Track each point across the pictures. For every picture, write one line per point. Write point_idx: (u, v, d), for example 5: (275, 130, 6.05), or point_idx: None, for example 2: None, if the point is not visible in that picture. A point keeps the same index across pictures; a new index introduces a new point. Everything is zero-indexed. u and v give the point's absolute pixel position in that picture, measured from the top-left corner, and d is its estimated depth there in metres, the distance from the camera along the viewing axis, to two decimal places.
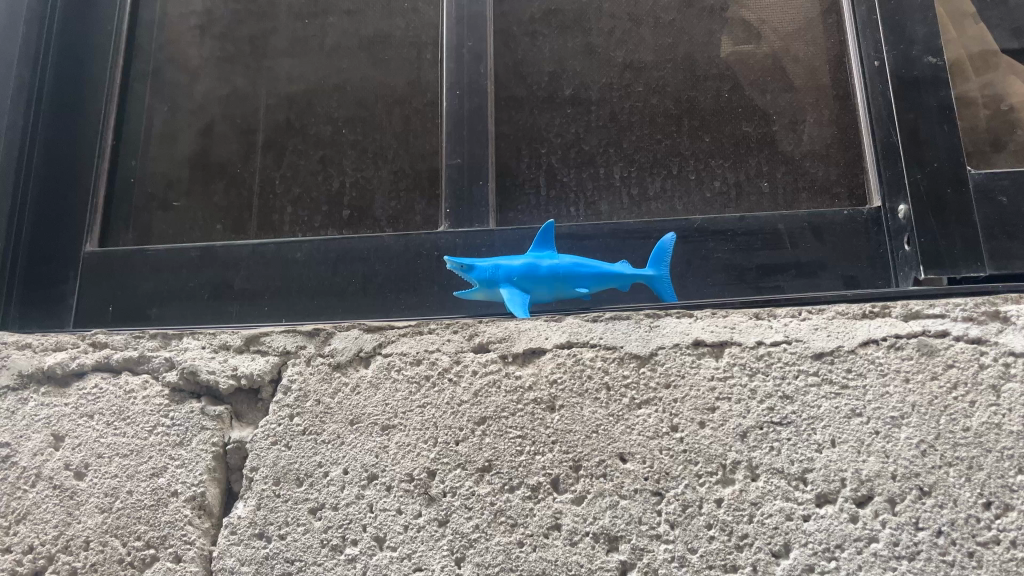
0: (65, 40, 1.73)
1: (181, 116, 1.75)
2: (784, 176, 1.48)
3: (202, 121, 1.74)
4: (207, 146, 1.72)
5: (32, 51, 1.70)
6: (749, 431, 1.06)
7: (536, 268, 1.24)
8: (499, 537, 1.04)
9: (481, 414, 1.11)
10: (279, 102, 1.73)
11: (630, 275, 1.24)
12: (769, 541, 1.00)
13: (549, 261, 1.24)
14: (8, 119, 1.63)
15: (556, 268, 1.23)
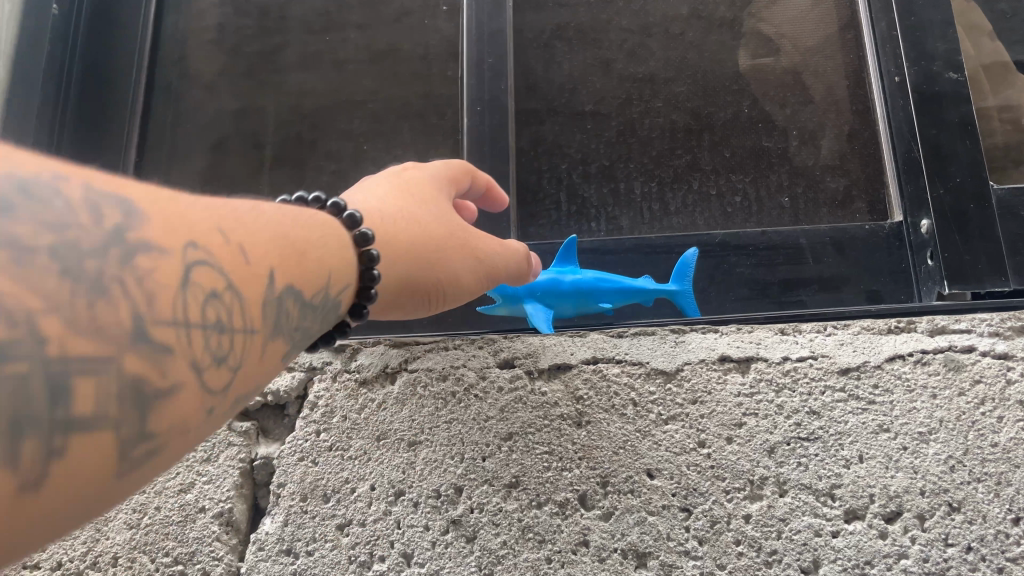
0: (88, 55, 1.72)
1: (190, 129, 1.76)
2: (805, 192, 1.48)
3: (222, 138, 1.74)
4: (226, 161, 1.72)
5: (57, 67, 1.67)
6: (776, 446, 1.06)
7: (559, 284, 1.26)
8: (527, 553, 1.03)
9: (508, 430, 1.12)
10: (299, 118, 1.74)
11: (655, 290, 1.28)
12: (798, 558, 1.00)
13: (571, 278, 1.27)
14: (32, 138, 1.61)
15: (579, 284, 1.26)
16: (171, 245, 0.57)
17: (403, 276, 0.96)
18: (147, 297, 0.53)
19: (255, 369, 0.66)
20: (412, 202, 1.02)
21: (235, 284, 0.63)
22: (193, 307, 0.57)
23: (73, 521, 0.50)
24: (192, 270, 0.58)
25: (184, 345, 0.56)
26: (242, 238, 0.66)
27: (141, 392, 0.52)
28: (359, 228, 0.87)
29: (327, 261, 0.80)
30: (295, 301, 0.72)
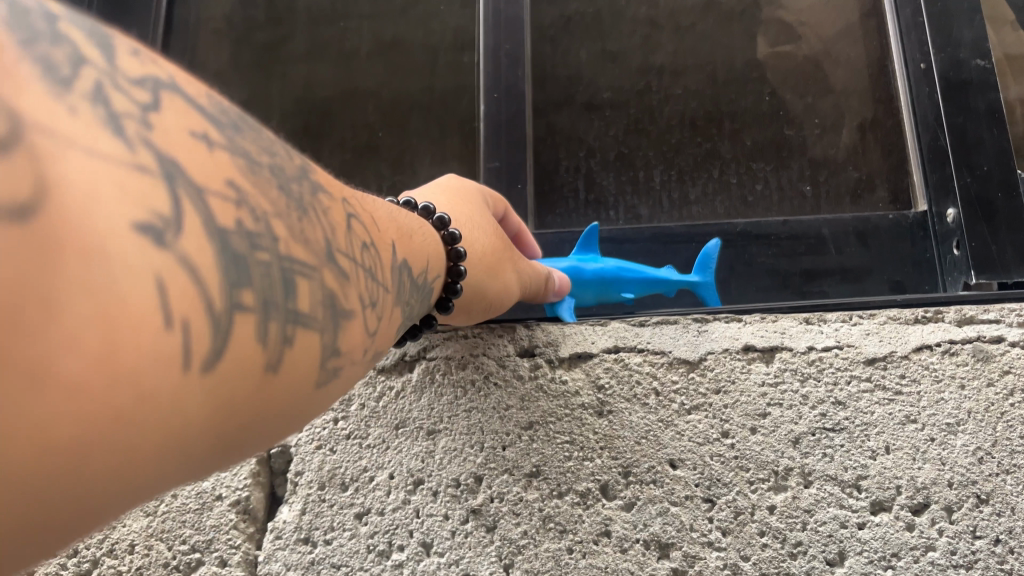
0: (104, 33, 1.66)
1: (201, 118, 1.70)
2: (828, 181, 1.46)
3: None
4: None
5: None
6: (801, 437, 1.05)
7: (581, 271, 1.26)
8: (548, 543, 1.02)
9: (528, 420, 1.10)
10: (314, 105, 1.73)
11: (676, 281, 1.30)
12: (824, 550, 0.98)
13: (593, 266, 1.27)
14: None
15: (602, 272, 1.26)
16: (334, 188, 0.56)
17: (478, 284, 0.98)
18: (331, 227, 0.51)
19: (388, 328, 0.63)
20: (476, 214, 1.05)
21: (377, 240, 0.61)
22: (358, 249, 0.56)
23: (269, 432, 0.47)
24: (351, 216, 0.57)
25: (356, 279, 0.54)
26: (369, 205, 0.65)
27: (336, 309, 0.50)
28: (454, 231, 0.90)
29: (421, 246, 0.78)
30: (408, 274, 0.70)
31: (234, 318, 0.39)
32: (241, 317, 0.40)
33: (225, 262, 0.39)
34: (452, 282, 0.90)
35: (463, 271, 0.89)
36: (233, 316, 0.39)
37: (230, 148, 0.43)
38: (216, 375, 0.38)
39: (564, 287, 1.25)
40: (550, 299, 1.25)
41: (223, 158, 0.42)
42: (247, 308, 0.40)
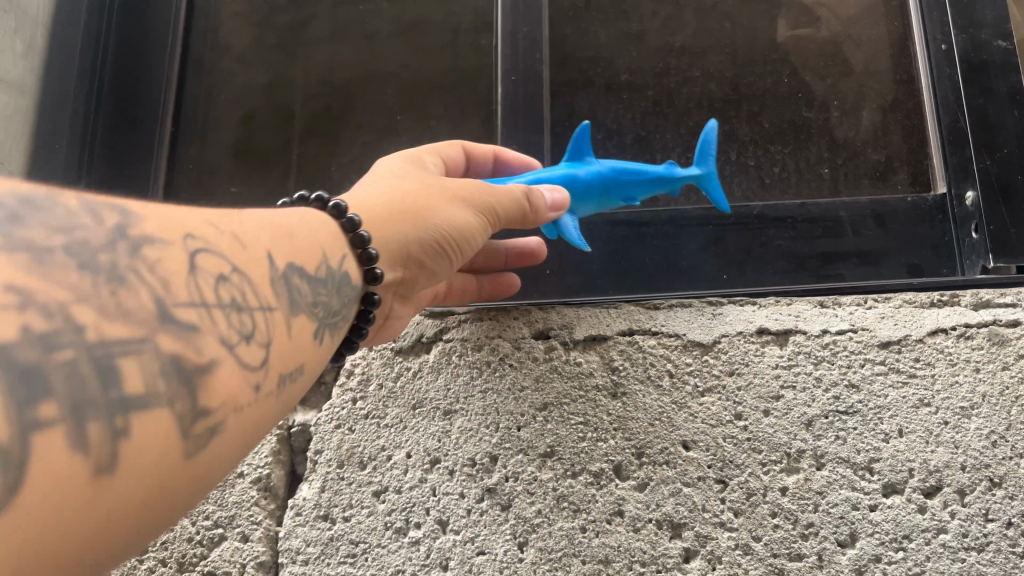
0: (129, 12, 1.66)
1: (222, 102, 1.71)
2: (846, 163, 1.45)
3: (252, 112, 1.70)
4: (252, 134, 1.68)
5: (97, 24, 1.62)
6: (814, 420, 1.05)
7: (573, 179, 1.10)
8: (561, 522, 1.04)
9: (543, 401, 1.12)
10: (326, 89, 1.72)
11: (681, 177, 1.16)
12: (835, 531, 1.00)
13: (586, 172, 1.11)
14: (63, 95, 1.56)
15: (596, 175, 1.10)
16: (168, 236, 0.62)
17: (392, 243, 0.94)
18: (162, 282, 0.58)
19: (285, 343, 0.71)
20: (397, 178, 1.01)
21: (237, 266, 0.68)
22: (208, 289, 0.62)
23: (150, 519, 0.55)
24: (194, 257, 0.63)
25: (209, 323, 0.61)
26: (232, 227, 0.71)
27: (183, 368, 0.57)
28: (337, 202, 0.88)
29: (319, 239, 0.83)
30: (301, 278, 0.77)
31: (34, 437, 0.46)
32: (45, 435, 0.46)
33: (13, 383, 0.46)
34: (365, 253, 0.89)
35: (364, 236, 0.89)
36: (34, 437, 0.46)
37: (16, 256, 0.50)
38: (24, 502, 0.45)
39: (557, 200, 1.04)
40: (548, 218, 1.04)
41: (5, 271, 0.49)
42: (49, 421, 0.47)
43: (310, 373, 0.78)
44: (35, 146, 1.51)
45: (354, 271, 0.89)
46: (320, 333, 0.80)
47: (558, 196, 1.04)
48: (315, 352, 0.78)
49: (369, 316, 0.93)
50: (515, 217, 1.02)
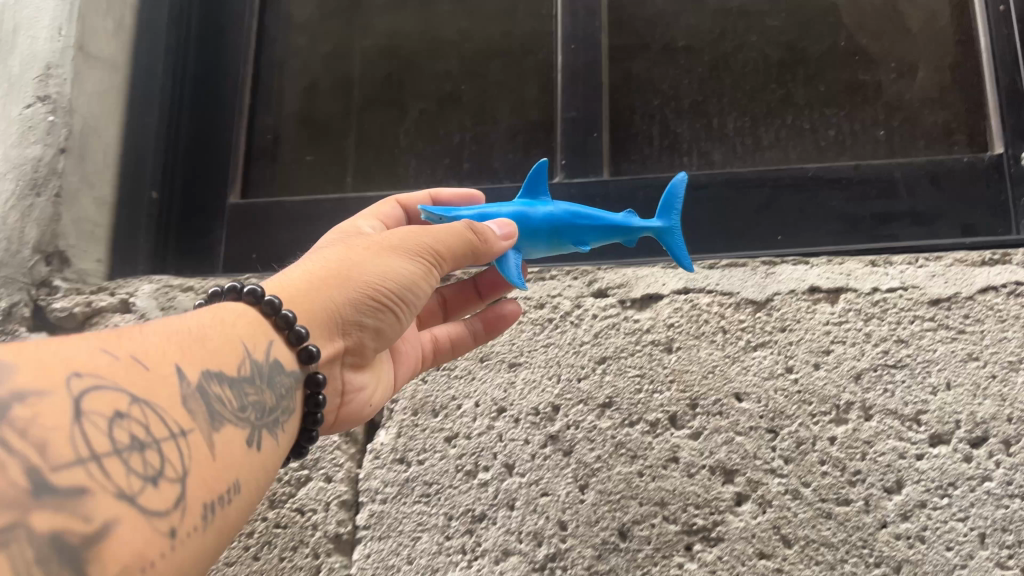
0: None
1: (291, 74, 1.78)
2: (901, 126, 1.47)
3: (315, 82, 1.78)
4: (319, 104, 1.76)
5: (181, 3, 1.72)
6: (863, 372, 1.10)
7: (525, 217, 0.93)
8: (620, 467, 1.13)
9: (602, 354, 1.19)
10: (382, 57, 1.76)
11: (639, 228, 0.96)
12: (882, 478, 1.05)
13: (542, 209, 0.94)
14: (152, 72, 1.66)
15: (549, 217, 0.93)
16: (47, 381, 0.53)
17: (319, 311, 0.87)
18: (39, 447, 0.49)
19: (204, 466, 0.64)
20: (318, 254, 0.94)
21: (136, 395, 0.59)
22: (99, 436, 0.53)
23: None
24: (83, 401, 0.54)
25: (103, 481, 0.52)
26: (129, 349, 0.63)
27: (74, 544, 0.48)
28: (251, 288, 0.81)
29: (234, 332, 0.77)
30: (217, 387, 0.69)
31: None
32: None
33: None
34: (293, 334, 0.82)
35: (286, 313, 0.82)
36: None
37: None
38: None
39: (505, 227, 0.89)
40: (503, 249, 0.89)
41: None
42: None
43: (244, 490, 0.70)
44: (127, 120, 1.62)
45: (285, 356, 0.82)
46: (253, 439, 0.73)
47: (508, 225, 0.90)
48: (248, 463, 0.71)
49: (319, 399, 0.86)
50: (460, 255, 0.89)
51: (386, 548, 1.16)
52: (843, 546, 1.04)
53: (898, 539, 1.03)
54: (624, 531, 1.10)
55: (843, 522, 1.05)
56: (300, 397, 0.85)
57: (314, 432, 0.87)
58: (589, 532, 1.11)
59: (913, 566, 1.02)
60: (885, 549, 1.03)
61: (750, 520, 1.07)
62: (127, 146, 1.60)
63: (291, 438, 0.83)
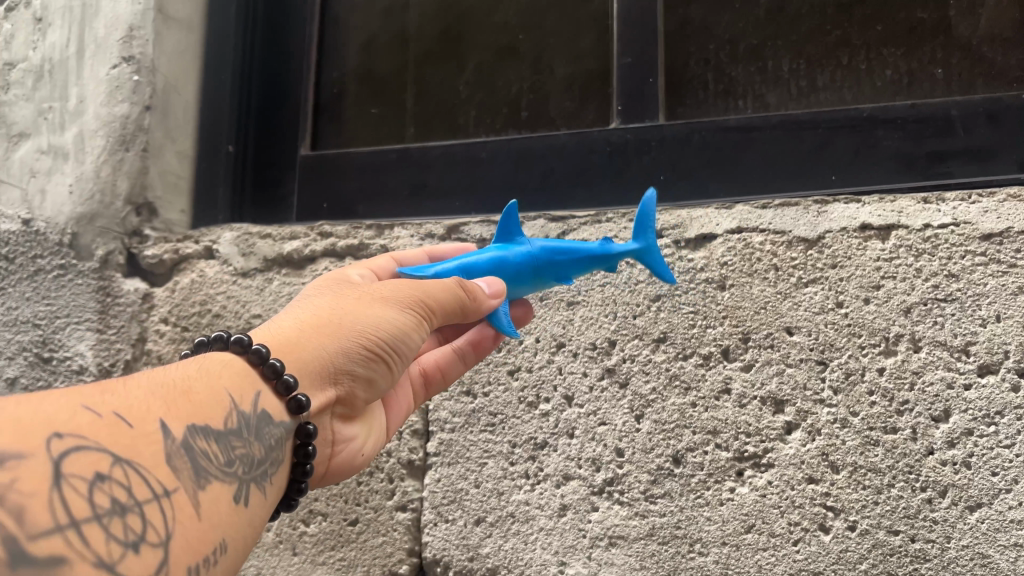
0: None
1: (351, 31, 1.83)
2: (960, 63, 1.46)
3: (372, 36, 1.82)
4: (380, 59, 1.81)
5: None
6: (913, 306, 1.14)
7: (503, 262, 0.99)
8: (674, 398, 1.19)
9: (656, 293, 1.24)
10: (438, 11, 1.80)
11: (618, 253, 1.02)
12: (930, 408, 1.09)
13: (518, 253, 0.99)
14: (224, 32, 1.75)
15: (528, 257, 0.98)
16: (27, 445, 0.57)
17: (310, 361, 0.89)
18: (16, 514, 0.54)
19: (188, 526, 0.67)
20: (309, 306, 0.96)
21: (117, 456, 0.63)
22: (78, 502, 0.58)
23: None
24: (61, 465, 0.58)
25: (82, 549, 0.56)
26: (113, 406, 0.67)
27: None
28: (239, 337, 0.85)
29: (221, 383, 0.80)
30: (202, 442, 0.73)
31: None
32: None
33: None
34: (282, 384, 0.85)
35: (274, 363, 0.85)
36: None
37: None
38: None
39: (493, 285, 0.96)
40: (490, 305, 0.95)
41: None
42: None
43: (230, 549, 0.73)
44: (205, 77, 1.70)
45: (273, 406, 0.85)
46: (238, 495, 0.76)
47: (493, 281, 0.96)
48: (234, 520, 0.74)
49: (307, 450, 0.89)
50: (451, 313, 0.93)
51: (454, 473, 1.26)
52: (890, 471, 1.09)
53: (945, 465, 1.07)
54: (678, 457, 1.17)
55: (890, 449, 1.09)
56: (290, 447, 0.88)
57: (304, 484, 0.90)
58: (644, 458, 1.18)
59: (959, 491, 1.06)
60: (931, 474, 1.07)
61: (800, 447, 1.13)
62: (204, 102, 1.69)
63: (278, 488, 0.86)
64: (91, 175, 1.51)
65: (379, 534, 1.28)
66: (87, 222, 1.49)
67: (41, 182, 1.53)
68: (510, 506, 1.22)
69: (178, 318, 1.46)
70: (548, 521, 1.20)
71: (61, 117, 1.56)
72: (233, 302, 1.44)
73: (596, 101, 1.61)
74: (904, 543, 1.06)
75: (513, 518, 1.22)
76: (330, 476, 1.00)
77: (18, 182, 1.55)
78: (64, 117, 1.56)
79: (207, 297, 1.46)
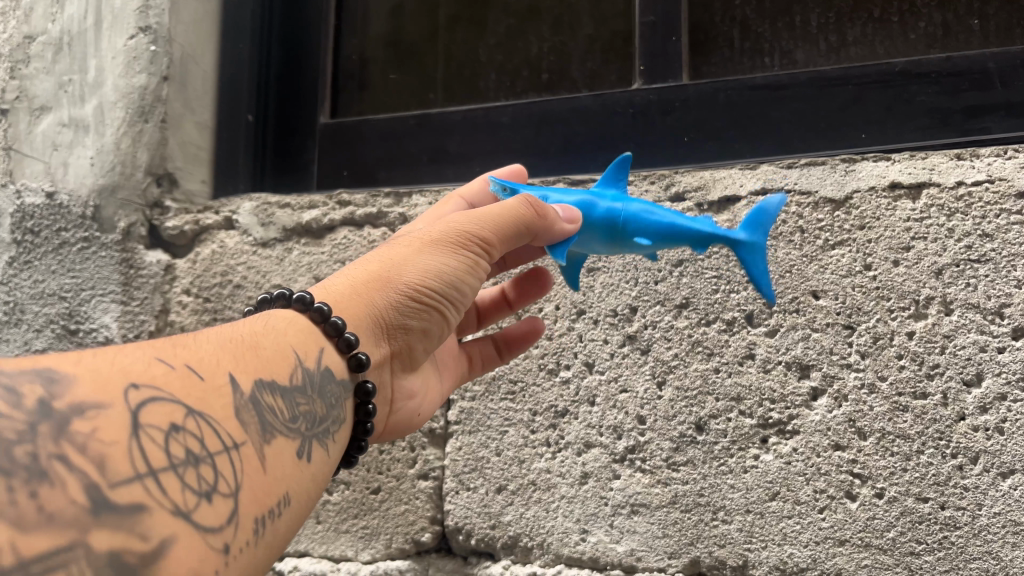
0: None
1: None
2: (998, 12, 1.38)
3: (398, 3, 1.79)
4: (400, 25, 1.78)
5: None
6: (945, 268, 1.10)
7: (590, 207, 0.90)
8: (697, 364, 1.17)
9: (678, 258, 1.21)
10: None
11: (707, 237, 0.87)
12: (961, 371, 1.06)
13: (610, 203, 0.90)
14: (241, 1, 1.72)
15: (614, 210, 0.88)
16: (108, 396, 0.60)
17: (365, 316, 0.89)
18: (99, 463, 0.56)
19: (256, 478, 0.69)
20: (359, 261, 0.95)
21: (191, 408, 0.66)
22: (155, 451, 0.60)
23: None
24: (139, 414, 0.61)
25: (158, 497, 0.58)
26: (185, 360, 0.70)
27: (130, 563, 0.53)
28: (299, 294, 0.85)
29: (287, 339, 0.82)
30: (269, 397, 0.75)
31: None
32: None
33: None
34: (343, 341, 0.85)
35: (336, 321, 0.85)
36: None
37: None
38: None
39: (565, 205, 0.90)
40: (564, 231, 0.89)
41: None
42: None
43: (296, 501, 0.75)
44: (222, 47, 1.69)
45: (335, 362, 0.86)
46: (303, 450, 0.78)
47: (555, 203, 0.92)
48: (299, 475, 0.76)
49: (369, 408, 0.89)
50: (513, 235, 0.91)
51: (475, 441, 1.26)
52: (919, 437, 1.06)
53: (976, 431, 1.04)
54: (701, 425, 1.15)
55: (919, 415, 1.06)
56: (351, 407, 0.89)
57: (364, 442, 0.91)
58: (666, 426, 1.17)
59: (991, 457, 1.03)
60: (962, 440, 1.04)
61: (826, 414, 1.10)
62: (223, 71, 1.69)
63: (342, 444, 0.87)
64: (112, 147, 1.51)
65: (402, 502, 1.28)
66: (109, 194, 1.49)
67: (64, 155, 1.53)
68: (531, 474, 1.22)
69: (200, 290, 1.47)
70: (569, 489, 1.20)
71: (81, 90, 1.56)
72: (254, 273, 1.44)
73: (617, 62, 1.57)
74: (934, 510, 1.04)
75: (535, 486, 1.21)
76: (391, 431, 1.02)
77: (41, 155, 1.55)
78: (84, 89, 1.55)
79: (228, 267, 1.46)
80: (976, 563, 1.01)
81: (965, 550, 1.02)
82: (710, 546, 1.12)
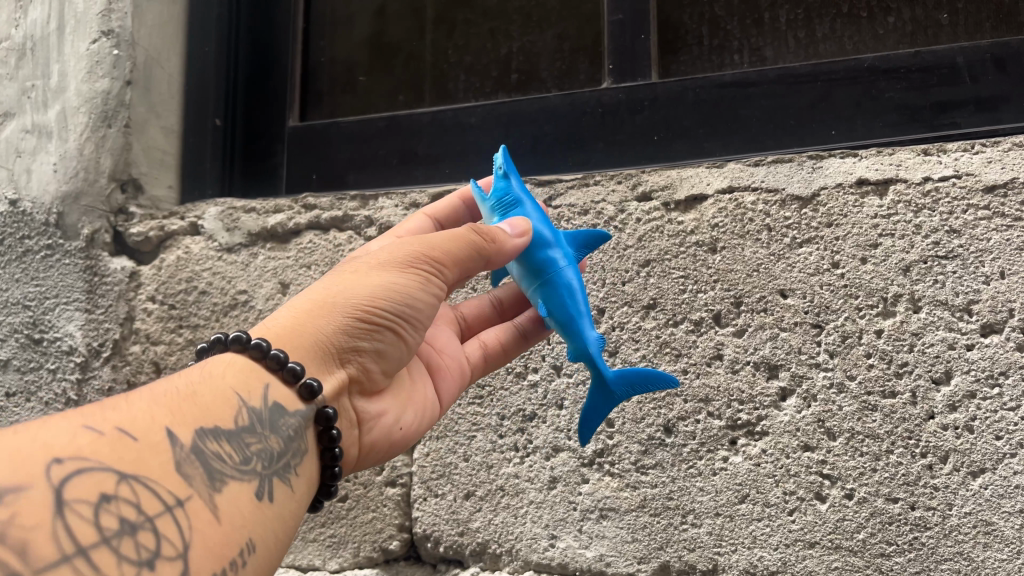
0: None
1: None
2: (967, 7, 1.38)
3: (383, 4, 1.77)
4: (382, 27, 1.76)
5: None
6: (912, 265, 1.08)
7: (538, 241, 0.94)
8: (665, 365, 1.15)
9: (646, 258, 1.20)
10: None
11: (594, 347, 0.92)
12: (930, 369, 1.05)
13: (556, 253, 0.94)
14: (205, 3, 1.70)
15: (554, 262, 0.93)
16: (24, 477, 0.56)
17: (313, 347, 0.85)
18: (18, 551, 0.52)
19: (207, 532, 0.65)
20: (306, 288, 0.92)
21: (126, 471, 0.61)
22: (84, 527, 0.56)
23: None
24: (64, 490, 0.57)
25: None
26: (115, 421, 0.65)
27: None
28: (238, 334, 0.82)
29: (227, 382, 0.77)
30: (213, 444, 0.70)
31: None
32: None
33: None
34: (287, 372, 0.81)
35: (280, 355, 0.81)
36: None
37: None
38: None
39: (518, 225, 0.92)
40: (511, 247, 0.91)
41: None
42: None
43: (261, 546, 0.71)
44: (189, 49, 1.66)
45: (287, 397, 0.81)
46: (261, 491, 0.73)
47: (521, 224, 0.92)
48: (260, 518, 0.71)
49: (332, 434, 0.84)
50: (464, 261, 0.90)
51: (443, 447, 1.24)
52: (888, 437, 1.04)
53: (946, 429, 1.03)
54: (669, 427, 1.13)
55: (888, 414, 1.05)
56: (313, 434, 0.84)
57: (337, 468, 0.86)
58: (635, 428, 1.15)
59: (961, 456, 1.01)
60: (931, 439, 1.03)
61: (795, 414, 1.09)
62: (190, 74, 1.66)
63: (307, 480, 0.82)
64: (75, 153, 1.49)
65: (369, 510, 1.27)
66: (72, 201, 1.47)
67: (26, 162, 1.51)
68: (499, 479, 1.20)
69: (165, 296, 1.44)
70: (538, 494, 1.18)
71: (44, 95, 1.53)
72: (219, 278, 1.42)
73: (585, 60, 1.55)
74: (904, 511, 1.02)
75: (503, 491, 1.19)
76: (385, 451, 0.96)
77: (4, 162, 1.52)
78: (47, 95, 1.53)
79: (193, 273, 1.44)
80: (947, 564, 1.00)
81: (936, 551, 1.00)
82: (680, 550, 1.10)
